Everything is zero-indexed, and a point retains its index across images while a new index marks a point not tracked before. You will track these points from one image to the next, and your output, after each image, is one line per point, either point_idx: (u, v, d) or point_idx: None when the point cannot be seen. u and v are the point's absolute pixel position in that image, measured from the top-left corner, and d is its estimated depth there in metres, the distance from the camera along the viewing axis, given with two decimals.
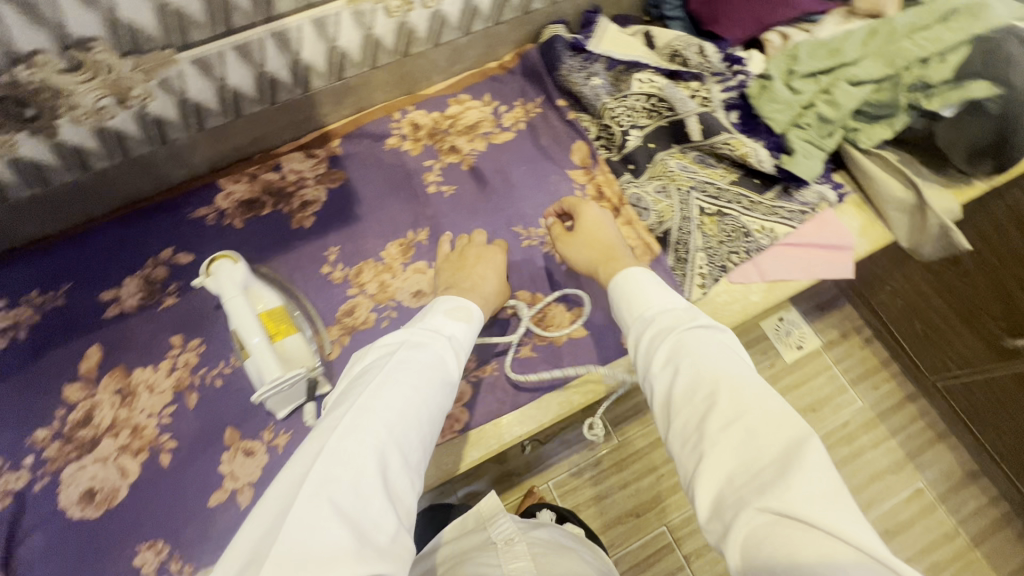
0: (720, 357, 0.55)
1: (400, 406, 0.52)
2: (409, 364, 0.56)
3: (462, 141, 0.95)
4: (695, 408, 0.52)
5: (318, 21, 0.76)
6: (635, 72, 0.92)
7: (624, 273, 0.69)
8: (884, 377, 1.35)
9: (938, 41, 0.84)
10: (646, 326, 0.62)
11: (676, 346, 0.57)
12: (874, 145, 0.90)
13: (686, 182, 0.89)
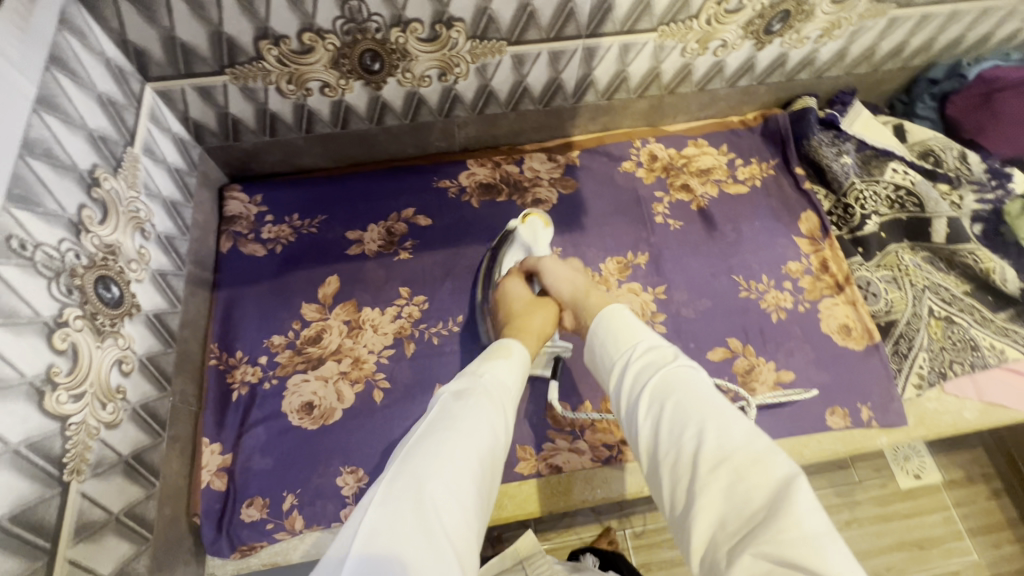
0: (704, 399, 0.53)
1: (453, 461, 0.49)
2: (458, 418, 0.53)
3: (695, 182, 0.98)
4: (685, 452, 0.50)
5: (626, 46, 0.83)
6: (889, 161, 0.93)
7: (603, 311, 0.67)
8: (1007, 538, 1.27)
9: None
10: (630, 363, 0.60)
11: (664, 388, 0.55)
12: None
13: (921, 280, 0.88)
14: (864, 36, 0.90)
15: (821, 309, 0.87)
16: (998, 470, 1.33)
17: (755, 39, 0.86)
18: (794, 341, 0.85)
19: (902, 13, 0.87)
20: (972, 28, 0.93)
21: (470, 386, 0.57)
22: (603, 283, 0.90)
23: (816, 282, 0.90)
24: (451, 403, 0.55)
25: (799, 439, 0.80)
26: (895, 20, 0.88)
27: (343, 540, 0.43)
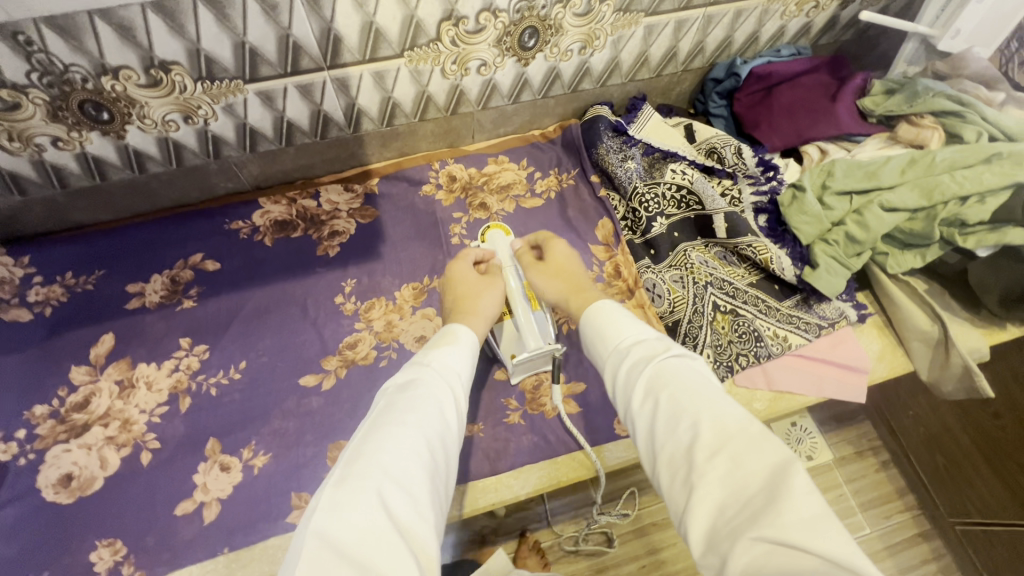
0: (699, 388, 0.50)
1: (404, 447, 0.47)
2: (406, 407, 0.52)
3: (493, 200, 0.98)
4: (680, 436, 0.47)
5: (377, 74, 0.82)
6: (670, 163, 0.95)
7: (589, 308, 0.65)
8: (898, 507, 1.33)
9: (979, 182, 0.83)
10: (622, 354, 0.58)
11: (650, 377, 0.53)
12: (903, 271, 0.90)
13: (705, 276, 0.89)
14: (627, 44, 0.92)
15: None
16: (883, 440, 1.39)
17: (515, 56, 0.87)
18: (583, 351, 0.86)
19: (655, 20, 0.89)
20: (734, 28, 0.97)
21: (419, 374, 0.56)
22: (396, 311, 0.89)
23: (607, 289, 0.90)
24: (402, 391, 0.54)
25: (584, 453, 0.79)
26: (652, 27, 0.90)
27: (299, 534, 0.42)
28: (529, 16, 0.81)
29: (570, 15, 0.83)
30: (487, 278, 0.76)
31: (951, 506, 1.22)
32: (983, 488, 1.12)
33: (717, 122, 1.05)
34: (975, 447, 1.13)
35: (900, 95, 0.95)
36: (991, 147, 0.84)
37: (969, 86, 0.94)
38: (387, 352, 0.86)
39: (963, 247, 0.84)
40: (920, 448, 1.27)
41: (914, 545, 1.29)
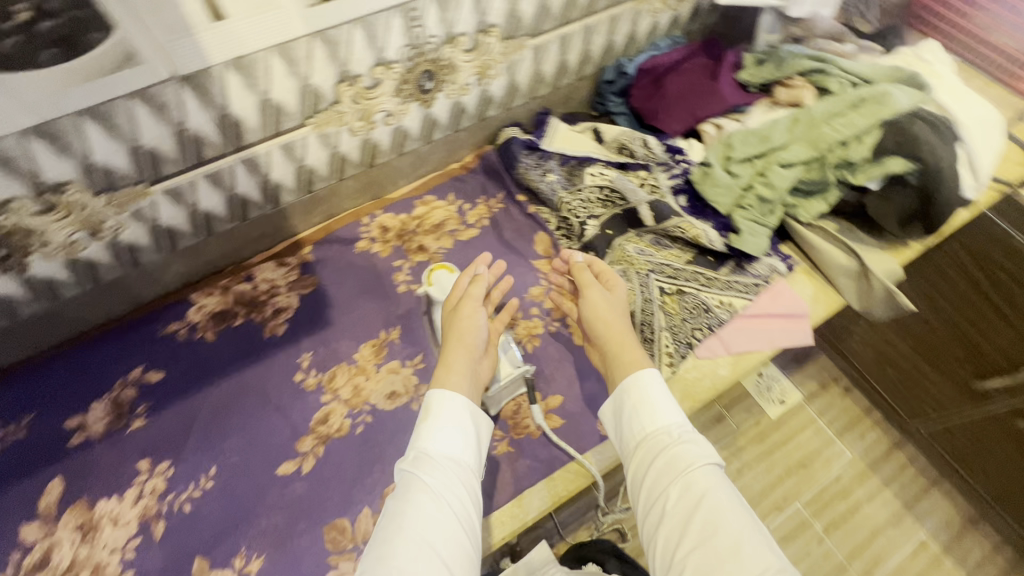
0: (727, 499, 0.62)
1: (441, 511, 0.62)
2: (442, 477, 0.65)
3: (430, 240, 0.99)
4: (698, 535, 0.60)
5: (286, 146, 0.82)
6: (587, 167, 0.99)
7: (634, 376, 0.75)
8: (866, 427, 1.59)
9: (853, 125, 0.93)
10: (654, 440, 0.69)
11: (680, 474, 0.65)
12: (814, 217, 0.98)
13: (645, 265, 0.94)
14: (520, 67, 0.97)
15: (571, 323, 0.91)
16: (836, 365, 1.65)
17: (417, 99, 0.89)
18: (551, 364, 0.88)
19: (540, 41, 0.94)
20: (612, 33, 1.04)
21: (414, 469, 0.65)
22: (360, 373, 0.88)
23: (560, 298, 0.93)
24: (432, 459, 0.66)
25: (576, 463, 0.81)
26: (539, 47, 0.95)
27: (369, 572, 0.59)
28: (422, 61, 0.84)
29: (460, 52, 0.86)
30: (477, 308, 0.80)
31: (913, 411, 1.47)
32: (935, 389, 1.36)
33: (620, 120, 1.11)
34: (918, 353, 1.38)
35: (770, 65, 1.03)
36: (854, 94, 0.95)
37: (822, 44, 1.06)
38: (361, 417, 0.84)
39: (856, 183, 0.94)
40: (875, 367, 1.50)
41: (890, 457, 1.55)
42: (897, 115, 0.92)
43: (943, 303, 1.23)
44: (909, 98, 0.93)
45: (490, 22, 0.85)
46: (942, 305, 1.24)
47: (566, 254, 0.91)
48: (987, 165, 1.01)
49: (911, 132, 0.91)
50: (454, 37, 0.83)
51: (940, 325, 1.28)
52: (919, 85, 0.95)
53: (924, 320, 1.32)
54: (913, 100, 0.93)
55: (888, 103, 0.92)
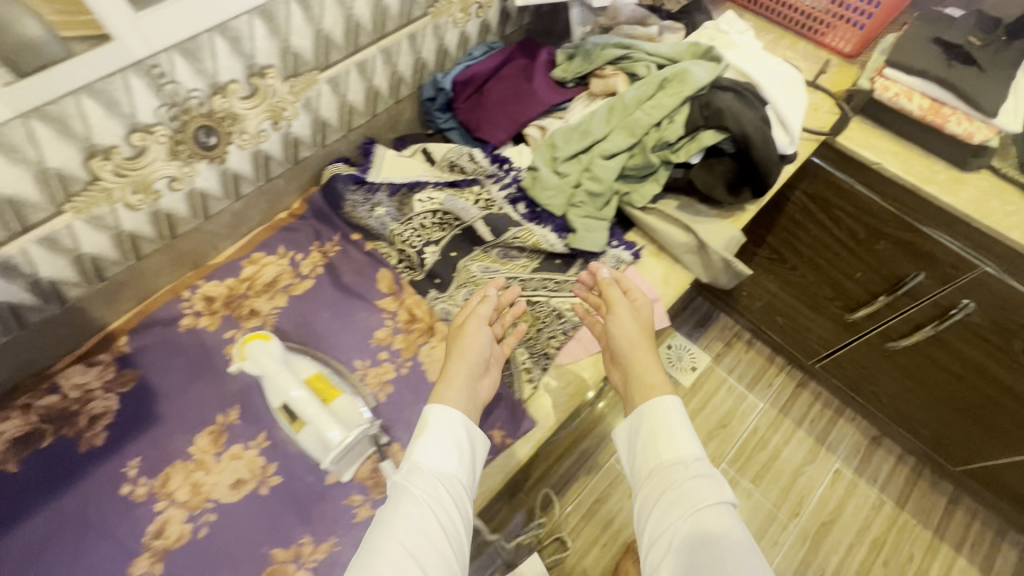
0: (738, 541, 0.59)
1: (418, 528, 0.60)
2: (423, 500, 0.63)
3: (262, 302, 0.91)
4: (705, 571, 0.58)
5: (46, 239, 0.72)
6: (415, 193, 0.95)
7: (656, 401, 0.72)
8: (773, 374, 1.86)
9: (662, 107, 0.94)
10: (666, 469, 0.67)
11: (692, 509, 0.62)
12: (649, 201, 0.98)
13: (490, 283, 0.91)
14: (321, 102, 0.91)
15: (423, 360, 0.86)
16: (738, 324, 1.94)
17: (204, 158, 0.81)
18: (407, 409, 0.83)
19: (333, 72, 0.88)
20: (418, 50, 0.99)
21: (408, 481, 0.64)
22: (198, 468, 0.79)
23: (408, 336, 0.88)
24: (420, 477, 0.64)
25: None
26: (335, 79, 0.90)
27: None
28: (191, 117, 0.76)
29: (237, 100, 0.79)
30: (481, 327, 0.78)
31: (810, 354, 1.74)
32: (818, 327, 1.63)
33: (452, 133, 1.08)
34: (795, 298, 1.63)
35: (579, 58, 1.02)
36: (659, 76, 0.96)
37: (629, 30, 1.07)
38: (204, 518, 0.75)
39: (678, 160, 0.95)
40: (763, 318, 1.78)
41: (796, 397, 1.82)
42: (698, 90, 0.93)
43: (805, 254, 1.49)
44: (708, 72, 0.95)
45: (262, 64, 0.78)
46: (806, 257, 1.50)
47: (593, 270, 0.87)
48: (798, 121, 1.05)
49: (714, 105, 0.93)
50: (223, 86, 0.76)
51: (806, 270, 1.52)
52: (716, 58, 0.98)
53: (793, 268, 1.56)
54: (712, 75, 0.95)
55: (688, 80, 0.93)
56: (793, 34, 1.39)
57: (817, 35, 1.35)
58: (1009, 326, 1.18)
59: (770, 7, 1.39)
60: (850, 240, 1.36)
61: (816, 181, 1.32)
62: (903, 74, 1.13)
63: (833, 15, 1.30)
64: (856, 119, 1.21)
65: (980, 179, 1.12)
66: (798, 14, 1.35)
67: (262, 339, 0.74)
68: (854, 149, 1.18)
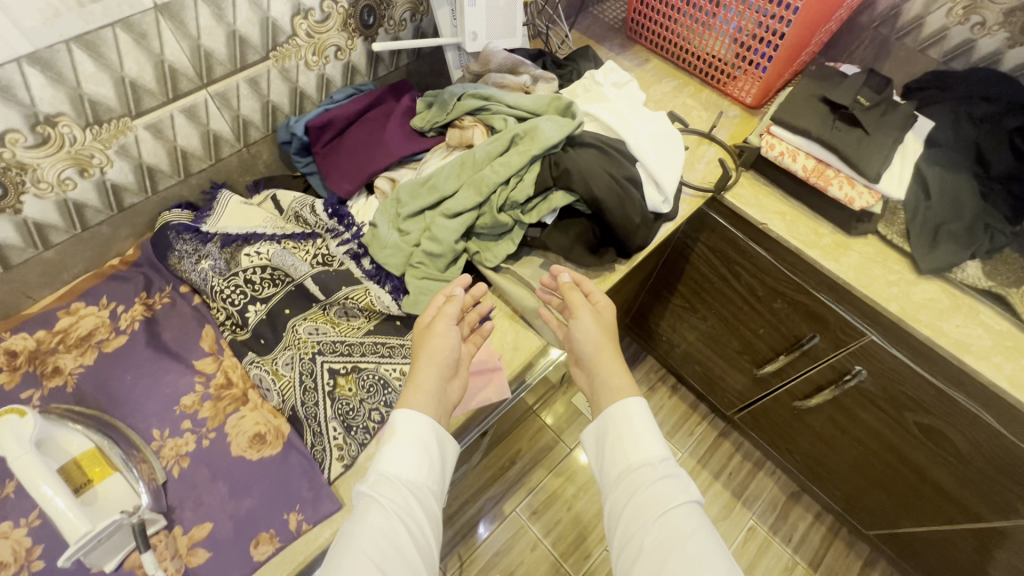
0: (695, 540, 0.63)
1: (378, 533, 0.62)
2: (382, 505, 0.65)
3: (70, 358, 0.85)
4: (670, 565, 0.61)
5: None
6: (246, 246, 0.89)
7: (621, 406, 0.76)
8: (695, 422, 1.80)
9: (508, 165, 0.88)
10: (628, 476, 0.71)
11: (656, 512, 0.66)
12: (501, 260, 0.93)
13: (313, 347, 0.85)
14: (142, 149, 0.85)
15: (228, 430, 0.80)
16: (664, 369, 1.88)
17: None
18: (200, 486, 0.77)
19: (151, 118, 0.83)
20: (264, 94, 0.94)
21: (376, 487, 0.67)
22: None
23: (217, 404, 0.82)
24: (378, 486, 0.67)
25: None
26: (156, 125, 0.84)
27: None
28: None
29: (22, 149, 0.73)
30: (449, 327, 0.77)
31: (729, 406, 1.68)
32: (734, 381, 1.57)
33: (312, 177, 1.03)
34: (710, 350, 1.57)
35: (435, 107, 0.98)
36: (511, 131, 0.91)
37: (496, 78, 1.03)
38: None
39: (530, 222, 0.91)
40: (684, 365, 1.72)
41: (716, 447, 1.76)
42: (547, 149, 0.88)
43: (714, 306, 1.44)
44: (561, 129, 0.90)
45: (49, 112, 0.73)
46: (715, 309, 1.44)
47: (555, 272, 0.87)
48: (671, 178, 0.98)
49: (563, 165, 0.89)
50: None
51: (716, 322, 1.47)
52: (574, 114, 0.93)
53: (705, 318, 1.50)
54: (562, 130, 0.90)
55: (537, 138, 0.89)
56: (698, 81, 1.35)
57: (720, 84, 1.31)
58: (901, 397, 1.12)
59: (676, 54, 1.35)
60: (752, 296, 1.30)
61: (716, 235, 1.25)
62: (788, 133, 1.08)
63: (734, 65, 1.26)
64: (746, 175, 1.17)
65: (865, 245, 1.08)
66: (702, 62, 1.31)
67: (13, 415, 0.67)
68: (741, 207, 1.13)
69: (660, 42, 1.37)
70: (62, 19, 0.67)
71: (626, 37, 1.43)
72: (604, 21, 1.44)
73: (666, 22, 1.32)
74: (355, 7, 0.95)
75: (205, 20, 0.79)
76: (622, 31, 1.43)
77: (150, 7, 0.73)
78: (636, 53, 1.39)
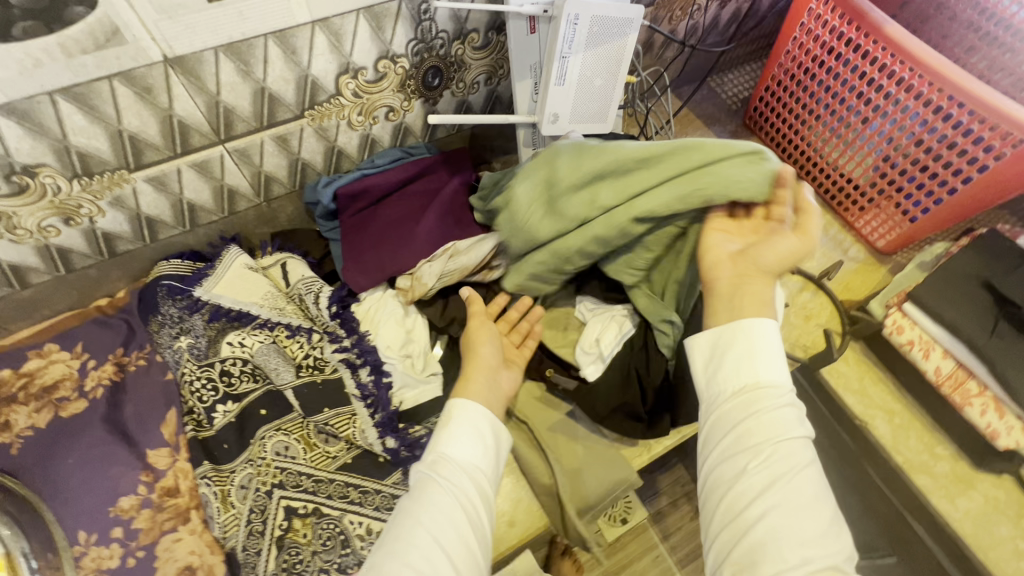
0: (827, 499, 0.47)
1: (440, 513, 0.52)
2: (438, 489, 0.54)
3: (23, 412, 0.76)
4: (802, 534, 0.44)
5: None
6: (230, 332, 0.78)
7: (748, 319, 0.54)
8: None
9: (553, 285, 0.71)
10: (751, 397, 0.51)
11: (783, 459, 0.47)
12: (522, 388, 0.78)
13: (274, 475, 0.71)
14: (141, 200, 0.74)
15: (158, 553, 0.69)
16: None
17: None
18: None
19: (153, 171, 0.71)
20: (295, 152, 0.80)
21: (428, 475, 0.56)
22: None
23: (156, 515, 0.71)
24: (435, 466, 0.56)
25: None
26: (159, 178, 0.72)
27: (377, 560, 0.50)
28: None
29: None
30: (486, 333, 0.71)
31: None
32: None
33: (334, 244, 0.88)
34: None
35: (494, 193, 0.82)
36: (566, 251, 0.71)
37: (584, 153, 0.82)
38: None
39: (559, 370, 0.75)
40: None
41: None
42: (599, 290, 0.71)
43: None
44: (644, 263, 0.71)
45: (29, 162, 0.62)
46: None
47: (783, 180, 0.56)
48: None
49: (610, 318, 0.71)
50: None
51: None
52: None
53: None
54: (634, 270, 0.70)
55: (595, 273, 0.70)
56: (819, 200, 1.10)
57: (847, 214, 1.05)
58: None
59: (800, 161, 1.10)
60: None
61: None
62: (926, 318, 0.82)
63: (872, 199, 0.99)
64: (852, 346, 0.93)
65: (996, 485, 0.81)
66: (831, 181, 1.05)
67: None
68: (837, 391, 0.90)
69: (782, 142, 1.11)
70: (46, 68, 0.54)
71: (741, 124, 1.18)
72: (721, 97, 1.20)
73: (796, 124, 1.06)
74: (417, 67, 0.79)
75: (227, 76, 0.65)
76: (739, 115, 1.19)
77: (159, 59, 0.59)
78: None
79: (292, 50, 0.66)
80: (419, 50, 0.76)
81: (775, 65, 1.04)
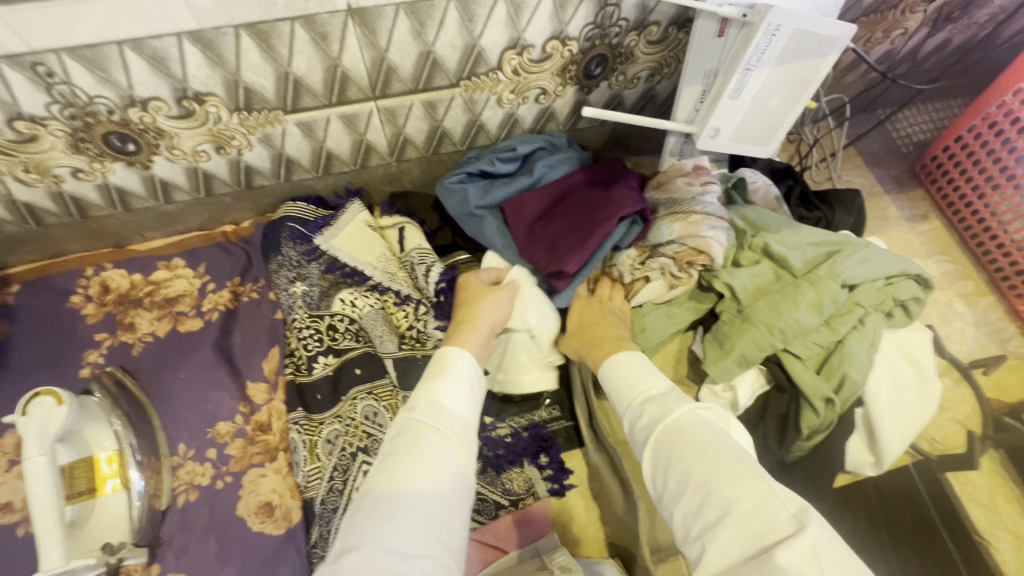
0: (710, 441, 0.44)
1: (436, 460, 0.44)
2: (426, 441, 0.45)
3: (147, 318, 0.81)
4: (707, 497, 0.41)
5: None
6: (342, 289, 0.79)
7: (612, 359, 0.57)
8: None
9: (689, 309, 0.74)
10: (634, 416, 0.50)
11: (670, 445, 0.45)
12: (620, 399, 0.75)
13: (361, 439, 0.72)
14: (287, 141, 0.74)
15: (244, 483, 0.72)
16: None
17: (119, 159, 0.69)
18: (194, 531, 0.70)
19: (306, 116, 0.70)
20: (438, 119, 0.77)
21: (420, 420, 0.46)
22: None
23: (247, 446, 0.74)
24: (429, 411, 0.47)
25: None
26: (308, 124, 0.72)
27: (365, 517, 0.41)
28: (99, 122, 0.62)
29: (163, 117, 0.64)
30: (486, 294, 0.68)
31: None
32: None
33: (484, 223, 0.76)
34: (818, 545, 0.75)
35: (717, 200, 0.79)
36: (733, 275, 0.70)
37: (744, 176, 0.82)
38: None
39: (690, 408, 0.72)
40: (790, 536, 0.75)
41: None
42: (777, 339, 0.66)
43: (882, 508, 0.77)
44: (819, 315, 0.66)
45: (200, 90, 0.62)
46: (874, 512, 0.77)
47: (776, 290, 0.69)
48: (898, 444, 0.71)
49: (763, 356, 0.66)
50: (143, 101, 0.61)
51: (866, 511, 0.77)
52: (847, 310, 0.68)
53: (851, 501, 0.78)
54: (817, 318, 0.66)
55: (784, 314, 0.66)
56: (985, 277, 0.96)
57: (1018, 301, 0.91)
58: None
59: (973, 227, 0.96)
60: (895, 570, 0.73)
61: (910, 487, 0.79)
62: None
63: None
64: (988, 452, 0.83)
65: None
66: (1009, 260, 0.91)
67: (51, 399, 0.64)
68: (962, 498, 0.80)
69: (957, 201, 0.97)
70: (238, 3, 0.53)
71: (909, 170, 1.04)
72: (892, 135, 1.06)
73: (984, 186, 0.91)
74: (584, 53, 0.73)
75: (401, 34, 0.62)
76: (909, 161, 1.05)
77: (343, 8, 0.57)
78: (912, 201, 1.02)
79: (470, 17, 0.63)
80: (592, 35, 0.70)
81: (978, 113, 0.87)
